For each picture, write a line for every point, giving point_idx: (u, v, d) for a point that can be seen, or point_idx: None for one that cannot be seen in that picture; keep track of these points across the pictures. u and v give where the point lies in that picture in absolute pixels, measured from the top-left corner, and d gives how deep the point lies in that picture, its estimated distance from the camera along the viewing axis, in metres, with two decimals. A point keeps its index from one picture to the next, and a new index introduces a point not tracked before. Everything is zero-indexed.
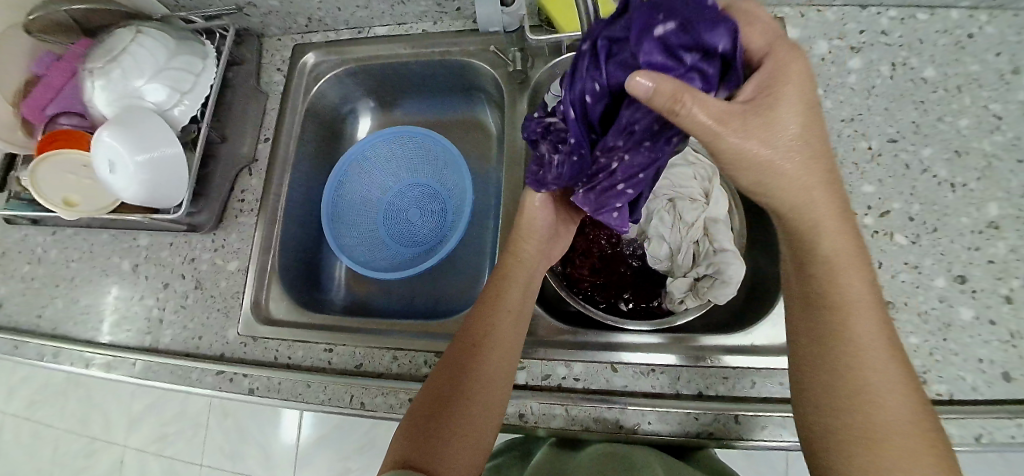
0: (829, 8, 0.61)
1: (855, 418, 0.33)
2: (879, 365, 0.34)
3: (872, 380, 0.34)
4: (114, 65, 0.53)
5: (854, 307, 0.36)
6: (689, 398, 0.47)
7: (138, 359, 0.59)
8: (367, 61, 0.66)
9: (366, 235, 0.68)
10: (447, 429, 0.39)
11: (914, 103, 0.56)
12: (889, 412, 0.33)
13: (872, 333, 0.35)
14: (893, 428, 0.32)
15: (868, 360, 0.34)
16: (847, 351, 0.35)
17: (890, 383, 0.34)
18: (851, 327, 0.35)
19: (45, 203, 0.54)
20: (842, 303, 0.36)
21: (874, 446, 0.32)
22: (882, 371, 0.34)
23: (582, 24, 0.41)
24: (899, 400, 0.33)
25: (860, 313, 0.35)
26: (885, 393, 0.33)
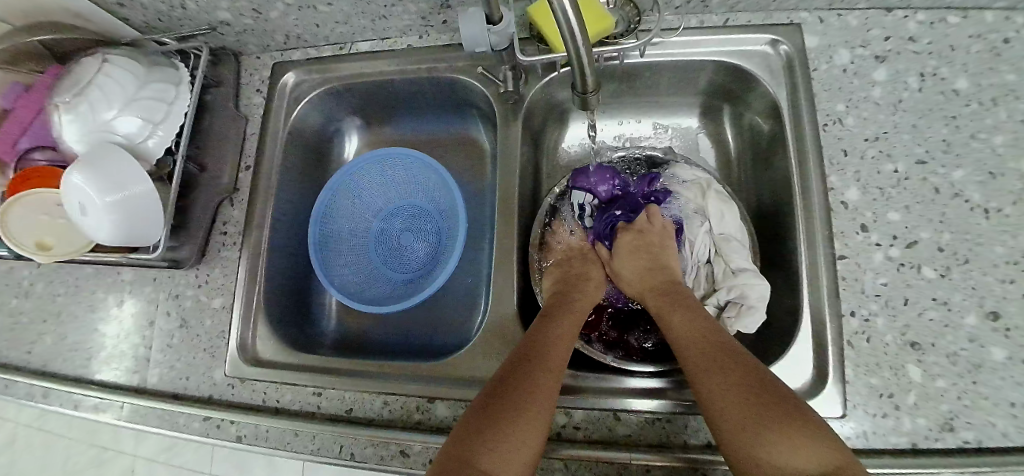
0: (850, 12, 0.56)
1: (712, 409, 0.39)
2: (710, 368, 0.41)
3: (706, 382, 0.40)
4: (81, 98, 0.50)
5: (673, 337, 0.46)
6: (697, 449, 0.45)
7: (127, 401, 0.57)
8: (351, 80, 0.62)
9: (357, 262, 0.66)
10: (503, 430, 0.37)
11: (945, 119, 0.51)
12: (724, 404, 0.38)
13: (693, 340, 0.44)
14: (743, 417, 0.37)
15: (702, 371, 0.41)
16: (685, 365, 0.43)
17: (724, 377, 0.39)
18: (682, 354, 0.44)
19: (15, 247, 0.51)
20: (675, 334, 0.46)
21: (731, 436, 0.37)
22: (716, 372, 0.40)
23: (568, 52, 0.34)
24: (743, 393, 0.38)
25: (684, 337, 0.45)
26: (717, 388, 0.39)
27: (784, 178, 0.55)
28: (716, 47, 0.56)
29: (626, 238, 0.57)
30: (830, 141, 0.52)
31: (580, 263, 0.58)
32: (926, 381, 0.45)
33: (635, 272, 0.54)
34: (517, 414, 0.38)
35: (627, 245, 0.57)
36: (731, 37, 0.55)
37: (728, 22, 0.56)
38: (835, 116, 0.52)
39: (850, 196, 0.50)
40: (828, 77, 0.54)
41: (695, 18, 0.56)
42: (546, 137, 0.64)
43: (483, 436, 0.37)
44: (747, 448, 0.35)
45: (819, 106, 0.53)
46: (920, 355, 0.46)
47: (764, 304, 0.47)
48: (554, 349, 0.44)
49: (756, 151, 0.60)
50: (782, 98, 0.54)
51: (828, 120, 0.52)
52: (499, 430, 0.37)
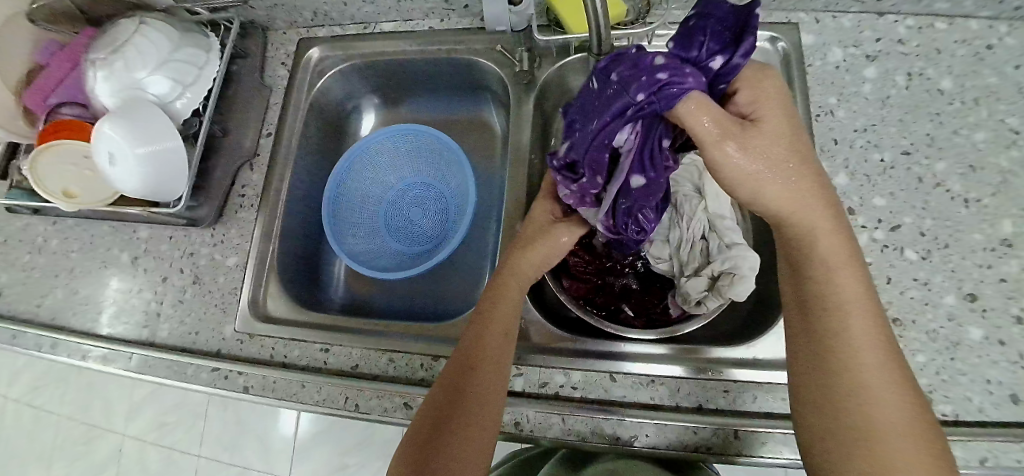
0: (845, 15, 0.59)
1: (869, 401, 0.33)
2: (882, 374, 0.33)
3: (878, 389, 0.33)
4: (118, 56, 0.53)
5: (835, 290, 0.36)
6: (687, 411, 0.47)
7: (136, 353, 0.58)
8: (373, 57, 0.65)
9: (368, 232, 0.68)
10: (446, 440, 0.39)
11: (930, 115, 0.54)
12: (890, 423, 0.32)
13: (868, 332, 0.35)
14: (902, 440, 0.32)
15: (878, 380, 0.33)
16: (850, 356, 0.34)
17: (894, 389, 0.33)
18: (857, 353, 0.34)
19: (44, 194, 0.53)
20: (845, 327, 0.35)
21: (864, 435, 0.32)
22: (889, 380, 0.33)
23: (590, 24, 0.39)
24: (904, 409, 0.33)
25: (859, 330, 0.35)
26: (889, 400, 0.33)
27: None
28: None
29: (768, 118, 0.35)
30: (822, 131, 0.55)
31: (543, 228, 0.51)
32: (906, 356, 0.48)
33: (778, 202, 0.35)
34: (463, 422, 0.40)
35: (768, 137, 0.34)
36: None
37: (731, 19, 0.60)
38: (827, 108, 0.56)
39: (839, 182, 0.53)
40: (822, 72, 0.57)
41: None
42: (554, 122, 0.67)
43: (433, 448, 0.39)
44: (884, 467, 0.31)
45: (813, 98, 0.56)
46: (902, 331, 0.48)
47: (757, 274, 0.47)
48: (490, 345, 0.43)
49: None
50: (779, 91, 0.58)
51: (821, 112, 0.56)
52: (444, 439, 0.39)
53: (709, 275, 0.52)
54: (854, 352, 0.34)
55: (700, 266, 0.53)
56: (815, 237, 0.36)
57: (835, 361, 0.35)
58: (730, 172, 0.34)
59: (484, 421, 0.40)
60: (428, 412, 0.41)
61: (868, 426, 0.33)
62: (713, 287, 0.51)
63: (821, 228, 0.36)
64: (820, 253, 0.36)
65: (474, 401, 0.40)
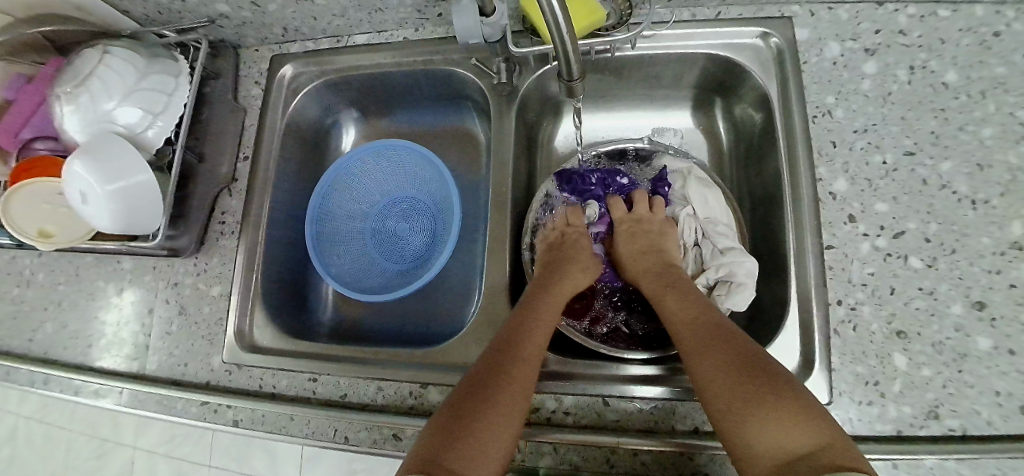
0: (842, 5, 0.56)
1: (707, 381, 0.38)
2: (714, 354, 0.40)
3: (701, 362, 0.40)
4: (81, 89, 0.51)
5: (672, 313, 0.46)
6: (684, 434, 0.45)
7: (126, 387, 0.58)
8: (347, 72, 0.63)
9: (354, 252, 0.66)
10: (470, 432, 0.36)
11: (934, 111, 0.51)
12: (722, 382, 0.37)
13: (690, 331, 0.43)
14: (732, 391, 0.36)
15: (704, 358, 0.40)
16: (683, 351, 0.43)
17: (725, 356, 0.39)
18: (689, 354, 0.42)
19: (18, 234, 0.52)
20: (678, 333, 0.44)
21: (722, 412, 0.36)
22: (712, 352, 0.40)
23: (554, 43, 0.34)
24: (733, 368, 0.38)
25: (682, 330, 0.44)
26: (719, 366, 0.38)
27: (774, 170, 0.55)
28: (708, 40, 0.57)
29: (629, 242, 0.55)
30: (819, 133, 0.52)
31: (579, 248, 0.56)
32: (911, 370, 0.46)
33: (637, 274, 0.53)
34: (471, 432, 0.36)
35: (631, 246, 0.55)
36: (723, 30, 0.56)
37: (720, 16, 0.57)
38: (824, 108, 0.53)
39: (838, 188, 0.50)
40: (818, 70, 0.54)
41: (688, 12, 0.57)
42: (540, 131, 0.65)
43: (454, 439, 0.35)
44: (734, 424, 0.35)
45: (809, 98, 0.53)
46: (906, 344, 0.46)
47: (753, 281, 0.48)
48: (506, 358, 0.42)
49: (747, 143, 0.61)
50: (772, 92, 0.55)
51: (817, 113, 0.53)
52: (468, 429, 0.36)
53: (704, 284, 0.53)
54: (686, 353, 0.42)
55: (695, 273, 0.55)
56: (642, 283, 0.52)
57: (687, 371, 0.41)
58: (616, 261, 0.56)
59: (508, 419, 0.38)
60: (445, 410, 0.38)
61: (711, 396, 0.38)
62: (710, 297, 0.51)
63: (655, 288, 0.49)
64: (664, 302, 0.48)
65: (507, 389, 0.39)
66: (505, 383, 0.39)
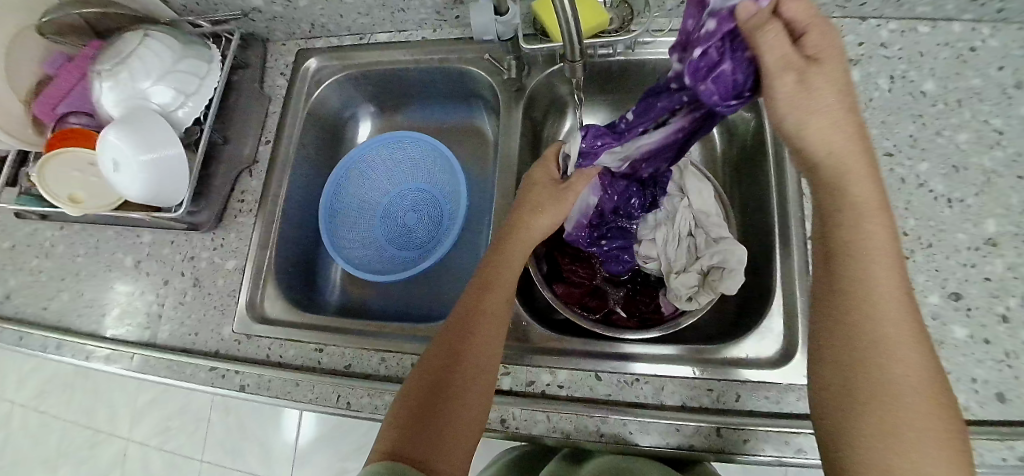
0: (828, 20, 0.61)
1: (890, 373, 0.32)
2: (901, 344, 0.32)
3: (895, 349, 0.32)
4: (122, 68, 0.55)
5: (872, 252, 0.34)
6: (673, 409, 0.47)
7: (138, 353, 0.60)
8: (367, 67, 0.67)
9: (363, 237, 0.70)
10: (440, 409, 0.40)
11: (912, 117, 0.55)
12: (913, 390, 0.31)
13: (894, 296, 0.33)
14: (923, 407, 0.31)
15: (900, 349, 0.32)
16: (864, 308, 0.33)
17: (907, 349, 0.32)
18: (879, 318, 0.33)
19: (51, 199, 0.55)
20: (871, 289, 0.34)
21: (895, 420, 0.31)
22: (900, 337, 0.33)
23: (563, 34, 0.39)
24: (923, 371, 0.32)
25: (887, 288, 0.34)
26: (910, 364, 0.32)
27: (763, 167, 0.59)
28: None
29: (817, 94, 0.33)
30: None
31: (539, 188, 0.53)
32: None
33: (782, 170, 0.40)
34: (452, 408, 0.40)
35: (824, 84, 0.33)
36: None
37: None
38: None
39: None
40: None
41: None
42: (545, 128, 0.69)
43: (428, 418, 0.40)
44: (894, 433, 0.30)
45: None
46: None
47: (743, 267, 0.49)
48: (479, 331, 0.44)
49: (739, 145, 0.65)
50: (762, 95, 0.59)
51: None
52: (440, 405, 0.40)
53: (698, 270, 0.53)
54: (878, 316, 0.33)
55: (688, 262, 0.55)
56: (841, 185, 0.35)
57: (858, 330, 0.33)
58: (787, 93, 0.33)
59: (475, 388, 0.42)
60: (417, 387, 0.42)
61: (871, 387, 0.32)
62: (704, 282, 0.52)
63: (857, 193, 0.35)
64: (868, 234, 0.35)
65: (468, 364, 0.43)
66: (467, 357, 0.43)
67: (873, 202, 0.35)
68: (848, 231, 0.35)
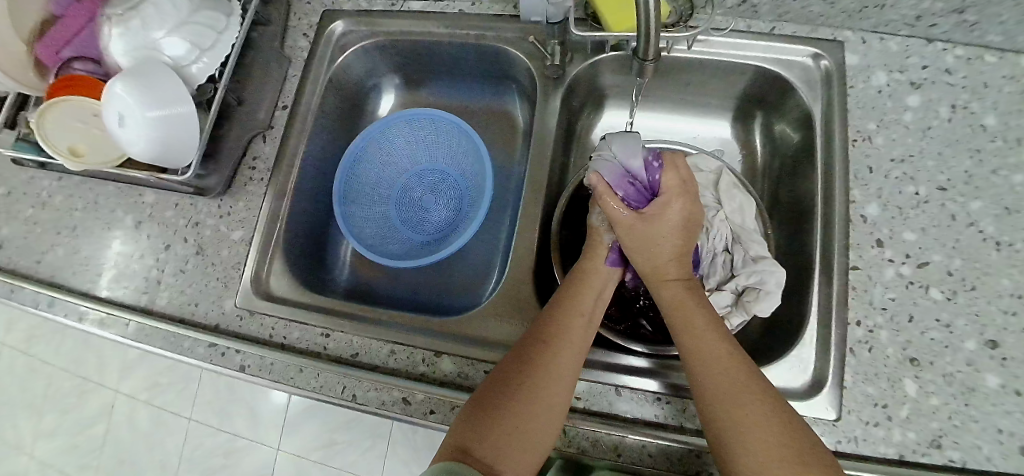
0: (893, 37, 0.57)
1: (710, 387, 0.38)
2: (732, 367, 0.39)
3: (709, 378, 0.39)
4: (132, 13, 0.51)
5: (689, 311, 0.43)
6: (693, 433, 0.45)
7: (132, 320, 0.57)
8: (397, 36, 0.63)
9: (377, 215, 0.67)
10: (505, 424, 0.38)
11: (969, 151, 0.52)
12: (727, 406, 0.37)
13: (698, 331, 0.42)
14: (754, 410, 0.36)
15: (705, 367, 0.39)
16: (691, 359, 0.41)
17: (734, 389, 0.37)
18: (704, 344, 0.41)
19: (51, 151, 0.52)
20: (696, 340, 0.41)
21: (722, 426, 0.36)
22: (728, 375, 0.38)
23: (637, 22, 0.33)
24: (748, 381, 0.38)
25: (691, 316, 0.43)
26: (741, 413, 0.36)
27: (808, 188, 0.56)
28: (760, 52, 0.58)
29: (669, 211, 0.46)
30: (857, 157, 0.53)
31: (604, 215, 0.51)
32: (920, 397, 0.46)
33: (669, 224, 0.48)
34: (526, 401, 0.39)
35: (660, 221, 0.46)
36: (774, 44, 0.58)
37: (774, 30, 0.58)
38: (865, 134, 0.54)
39: (870, 212, 0.51)
40: (863, 95, 0.55)
41: (743, 22, 0.59)
42: (579, 120, 0.66)
43: (497, 426, 0.38)
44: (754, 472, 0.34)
45: (852, 122, 0.55)
46: (918, 372, 0.47)
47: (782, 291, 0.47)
48: (567, 346, 0.42)
49: (782, 161, 0.63)
50: (817, 113, 0.56)
51: (859, 137, 0.54)
52: (510, 418, 0.38)
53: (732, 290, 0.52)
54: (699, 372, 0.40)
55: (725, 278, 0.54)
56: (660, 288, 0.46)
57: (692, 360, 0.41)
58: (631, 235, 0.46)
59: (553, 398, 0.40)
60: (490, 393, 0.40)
61: (711, 406, 0.37)
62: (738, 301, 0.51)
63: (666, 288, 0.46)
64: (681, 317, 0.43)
65: (560, 365, 0.41)
66: (553, 361, 0.41)
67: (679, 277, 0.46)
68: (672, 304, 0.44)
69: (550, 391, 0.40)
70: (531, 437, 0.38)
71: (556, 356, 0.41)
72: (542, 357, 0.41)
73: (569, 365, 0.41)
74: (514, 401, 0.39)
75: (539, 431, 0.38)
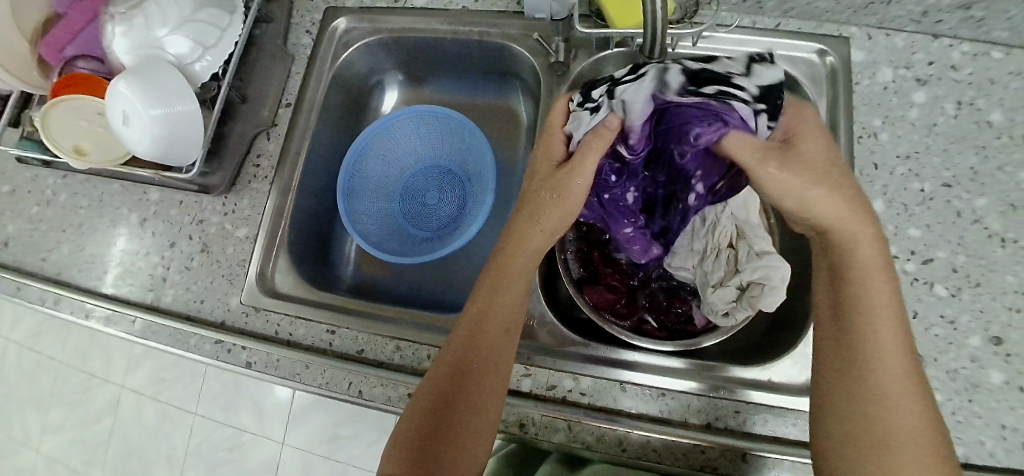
0: (898, 33, 0.57)
1: (885, 392, 0.34)
2: (897, 359, 0.35)
3: (880, 379, 0.35)
4: (137, 13, 0.51)
5: (875, 291, 0.37)
6: (696, 428, 0.46)
7: (139, 317, 0.57)
8: (401, 33, 0.63)
9: (380, 212, 0.67)
10: (447, 431, 0.39)
11: (974, 148, 0.52)
12: (888, 405, 0.34)
13: (889, 317, 0.36)
14: (904, 415, 0.34)
15: (887, 358, 0.35)
16: (857, 350, 0.36)
17: (901, 391, 0.34)
18: (874, 329, 0.36)
19: (56, 152, 0.52)
20: (869, 320, 0.36)
21: (884, 435, 0.33)
22: (899, 389, 0.34)
23: (646, 26, 0.35)
24: (907, 380, 0.35)
25: (882, 307, 0.36)
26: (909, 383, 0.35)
27: None
28: (765, 48, 0.58)
29: (810, 142, 0.42)
30: (863, 153, 0.53)
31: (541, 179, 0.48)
32: None
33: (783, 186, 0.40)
34: (463, 404, 0.40)
35: (807, 155, 0.41)
36: (780, 41, 0.58)
37: (779, 26, 0.58)
38: (871, 130, 0.54)
39: (875, 209, 0.51)
40: (869, 92, 0.55)
41: (748, 18, 0.59)
42: None
43: (436, 433, 0.39)
44: (882, 451, 0.33)
45: (857, 118, 0.54)
46: (922, 368, 0.47)
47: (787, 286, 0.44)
48: (488, 334, 0.43)
49: None
50: (822, 109, 0.56)
51: (864, 134, 0.54)
52: (450, 423, 0.39)
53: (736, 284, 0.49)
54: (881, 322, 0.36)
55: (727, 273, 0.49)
56: (855, 243, 0.38)
57: (854, 348, 0.36)
58: (778, 183, 0.40)
59: (488, 390, 0.41)
60: (427, 400, 0.41)
61: (856, 403, 0.35)
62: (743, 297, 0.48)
63: (858, 242, 0.38)
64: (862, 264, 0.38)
65: (487, 357, 0.42)
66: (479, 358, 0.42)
67: (879, 258, 0.38)
68: (862, 288, 0.37)
69: (482, 382, 0.41)
70: (470, 435, 0.39)
71: (480, 351, 0.42)
72: (468, 356, 0.42)
73: (495, 353, 0.42)
74: (451, 404, 0.40)
75: (483, 420, 0.40)
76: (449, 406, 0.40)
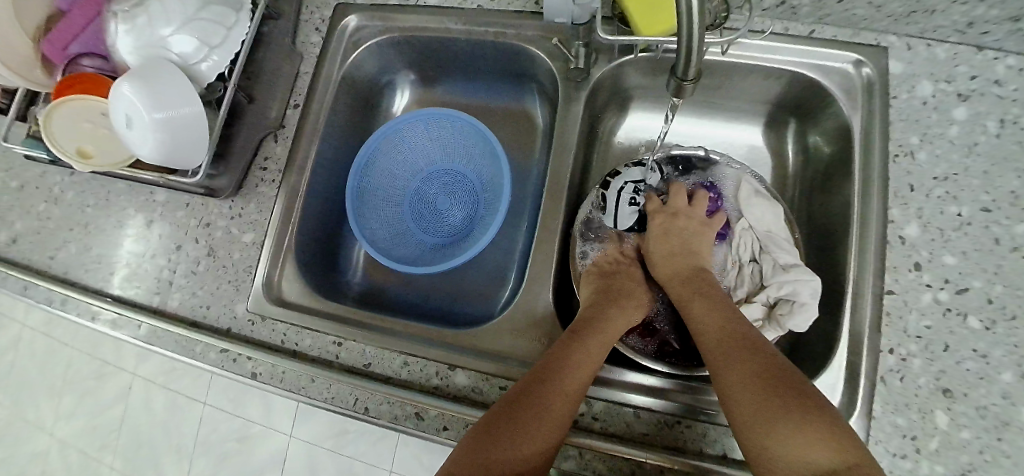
0: (941, 44, 0.53)
1: (726, 383, 0.40)
2: (731, 356, 0.42)
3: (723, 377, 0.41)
4: (141, 11, 0.49)
5: (707, 316, 0.46)
6: (712, 459, 0.44)
7: (145, 321, 0.57)
8: (413, 32, 0.60)
9: (390, 218, 0.65)
10: (503, 431, 0.39)
11: (1018, 170, 0.49)
12: (741, 391, 0.39)
13: (720, 334, 0.44)
14: (754, 395, 0.38)
15: (719, 362, 0.42)
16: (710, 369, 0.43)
17: (749, 376, 0.39)
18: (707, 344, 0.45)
19: (58, 153, 0.50)
20: (704, 337, 0.45)
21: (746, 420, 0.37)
22: (741, 375, 0.40)
23: (677, 37, 0.30)
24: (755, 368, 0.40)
25: (712, 325, 0.45)
26: (738, 365, 0.40)
27: (843, 203, 0.54)
28: (797, 58, 0.55)
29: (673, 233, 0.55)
30: (897, 173, 0.50)
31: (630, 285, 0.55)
32: (952, 431, 0.44)
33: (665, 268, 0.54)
34: (528, 413, 0.40)
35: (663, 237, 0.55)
36: (814, 50, 0.54)
37: (814, 33, 0.55)
38: (907, 148, 0.51)
39: (908, 233, 0.49)
40: (906, 107, 0.52)
41: (780, 24, 0.55)
42: (602, 124, 0.63)
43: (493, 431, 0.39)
44: (767, 422, 0.36)
45: (893, 136, 0.51)
46: (950, 403, 0.45)
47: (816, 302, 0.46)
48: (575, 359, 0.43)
49: (816, 173, 0.60)
50: (855, 125, 0.53)
51: (899, 152, 0.51)
52: (509, 425, 0.39)
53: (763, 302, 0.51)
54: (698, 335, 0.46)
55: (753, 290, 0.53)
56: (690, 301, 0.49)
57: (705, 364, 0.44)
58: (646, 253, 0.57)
59: (555, 407, 0.40)
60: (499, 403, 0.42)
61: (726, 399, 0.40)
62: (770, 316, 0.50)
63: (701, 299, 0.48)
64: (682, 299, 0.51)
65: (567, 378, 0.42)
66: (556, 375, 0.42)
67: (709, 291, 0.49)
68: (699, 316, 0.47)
69: (554, 400, 0.40)
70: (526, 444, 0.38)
71: (563, 368, 0.42)
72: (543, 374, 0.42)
73: (578, 378, 0.42)
74: (516, 409, 0.40)
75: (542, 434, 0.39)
76: (515, 410, 0.40)
